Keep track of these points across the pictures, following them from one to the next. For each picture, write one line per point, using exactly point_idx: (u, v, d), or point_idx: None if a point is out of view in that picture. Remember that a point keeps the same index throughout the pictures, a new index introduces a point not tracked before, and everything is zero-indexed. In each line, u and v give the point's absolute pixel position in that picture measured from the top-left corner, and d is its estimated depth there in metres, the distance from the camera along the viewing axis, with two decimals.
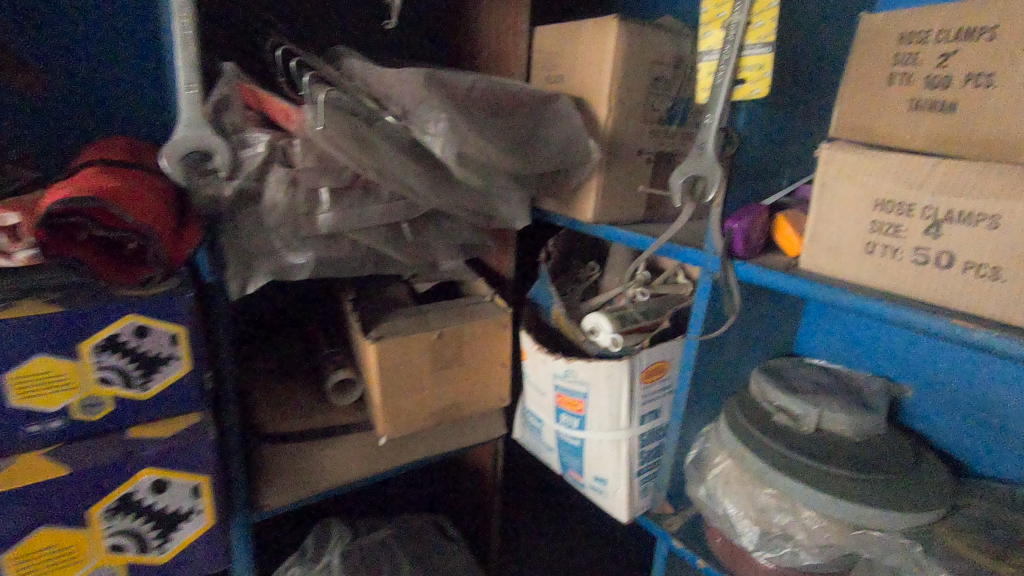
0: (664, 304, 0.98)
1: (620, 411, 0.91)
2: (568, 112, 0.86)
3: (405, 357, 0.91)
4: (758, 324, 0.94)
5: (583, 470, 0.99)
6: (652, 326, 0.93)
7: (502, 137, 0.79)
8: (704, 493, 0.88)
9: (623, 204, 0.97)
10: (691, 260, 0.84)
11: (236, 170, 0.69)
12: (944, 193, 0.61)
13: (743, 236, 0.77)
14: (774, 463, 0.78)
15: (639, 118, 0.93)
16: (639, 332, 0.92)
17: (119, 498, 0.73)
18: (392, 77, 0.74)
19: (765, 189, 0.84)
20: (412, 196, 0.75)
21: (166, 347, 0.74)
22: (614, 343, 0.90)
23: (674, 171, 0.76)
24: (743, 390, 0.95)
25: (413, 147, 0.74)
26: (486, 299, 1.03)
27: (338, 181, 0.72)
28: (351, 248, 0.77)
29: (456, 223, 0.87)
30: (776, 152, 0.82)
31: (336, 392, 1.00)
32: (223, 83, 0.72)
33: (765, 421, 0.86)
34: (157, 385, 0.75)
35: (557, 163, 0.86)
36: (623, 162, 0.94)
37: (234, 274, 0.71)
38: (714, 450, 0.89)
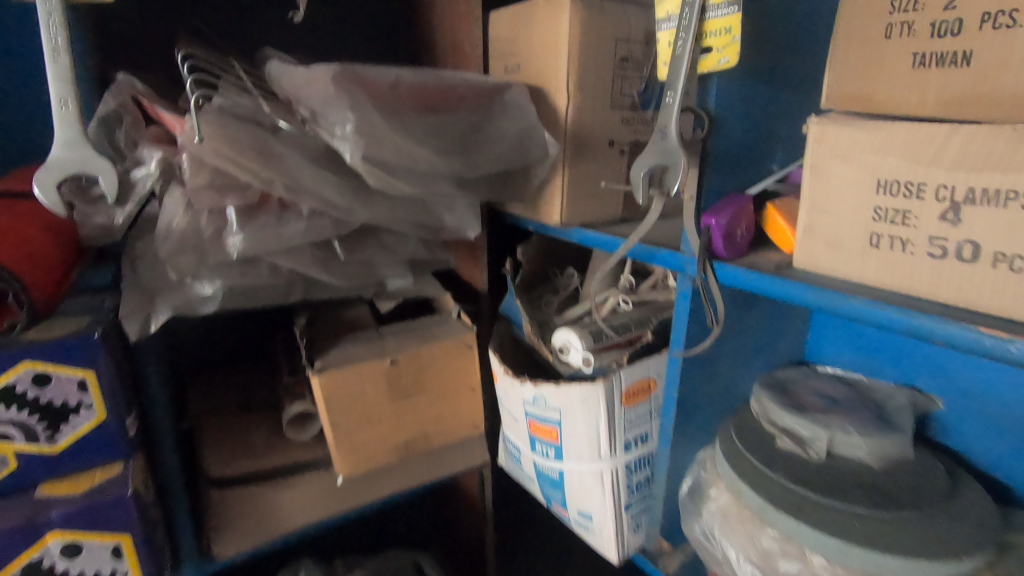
0: (647, 314, 0.88)
1: (600, 438, 0.80)
2: (520, 103, 0.75)
3: (356, 389, 0.82)
4: (756, 332, 0.82)
5: (567, 505, 0.88)
6: (632, 339, 0.83)
7: (438, 136, 0.69)
8: (701, 532, 0.76)
9: (596, 203, 0.85)
10: (667, 265, 0.71)
11: (126, 196, 0.62)
12: (962, 167, 0.49)
13: (725, 232, 0.65)
14: (776, 501, 0.66)
15: (608, 105, 0.82)
16: (616, 347, 0.82)
17: (26, 565, 0.67)
18: (301, 77, 0.64)
19: (752, 176, 0.71)
20: (335, 210, 0.66)
21: (73, 395, 0.66)
22: (587, 363, 0.80)
23: (635, 163, 0.64)
24: (743, 408, 0.83)
25: (330, 156, 0.65)
26: (452, 318, 0.93)
27: (245, 200, 0.63)
28: (271, 273, 0.68)
29: (400, 237, 0.77)
30: (763, 133, 0.70)
31: (293, 428, 0.91)
32: (113, 96, 0.66)
33: (767, 447, 0.74)
34: (67, 437, 0.68)
35: (510, 161, 0.75)
36: (592, 156, 0.82)
37: (134, 312, 0.63)
38: (710, 483, 0.77)
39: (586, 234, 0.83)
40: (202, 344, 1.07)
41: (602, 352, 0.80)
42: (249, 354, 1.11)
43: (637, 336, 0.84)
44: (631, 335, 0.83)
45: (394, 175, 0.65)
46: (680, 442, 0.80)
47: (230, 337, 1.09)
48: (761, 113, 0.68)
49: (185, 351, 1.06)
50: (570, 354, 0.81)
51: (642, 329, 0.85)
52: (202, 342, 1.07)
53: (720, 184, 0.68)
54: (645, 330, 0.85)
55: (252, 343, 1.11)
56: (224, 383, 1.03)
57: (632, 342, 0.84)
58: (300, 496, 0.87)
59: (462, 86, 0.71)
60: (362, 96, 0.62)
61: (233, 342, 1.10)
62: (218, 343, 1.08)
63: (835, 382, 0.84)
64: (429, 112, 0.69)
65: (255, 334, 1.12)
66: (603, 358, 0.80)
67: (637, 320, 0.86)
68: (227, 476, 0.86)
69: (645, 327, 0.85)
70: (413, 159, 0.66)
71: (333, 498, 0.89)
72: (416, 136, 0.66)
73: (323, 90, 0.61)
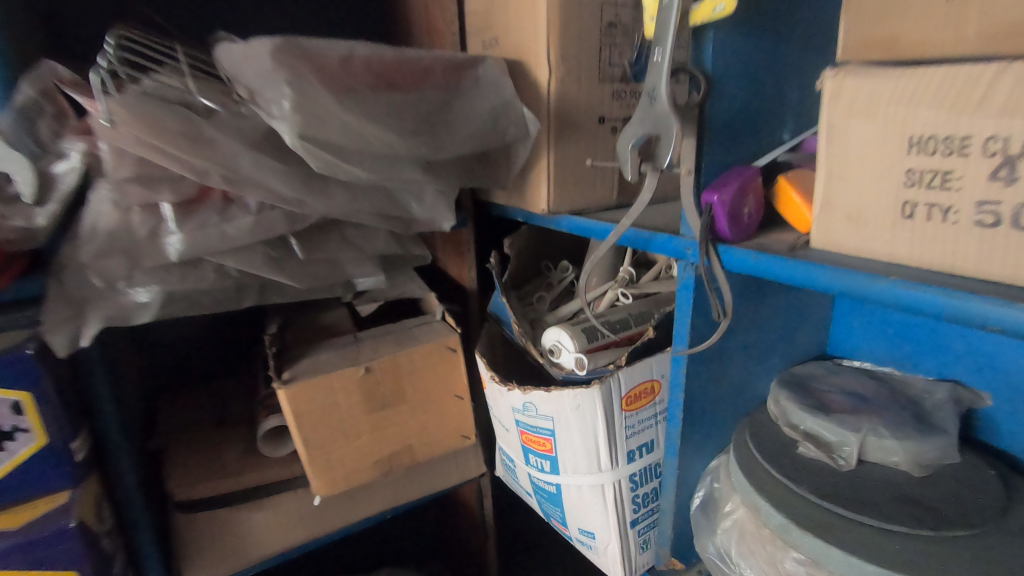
0: (646, 308, 0.79)
1: (599, 448, 0.72)
2: (494, 76, 0.67)
3: (328, 401, 0.75)
4: (771, 324, 0.73)
5: (567, 521, 0.80)
6: (626, 337, 0.76)
7: (399, 115, 0.61)
8: (715, 552, 0.67)
9: (586, 187, 0.77)
10: (664, 251, 0.63)
11: (46, 194, 0.55)
12: (1016, 113, 0.40)
13: (730, 211, 0.56)
14: (799, 520, 0.57)
15: (596, 77, 0.73)
16: (610, 346, 0.74)
17: None
18: (237, 53, 0.57)
19: (760, 146, 0.62)
20: (284, 203, 0.58)
21: (8, 419, 0.60)
22: (581, 365, 0.71)
23: (621, 134, 0.56)
24: (759, 410, 0.74)
25: (276, 141, 0.57)
26: (435, 320, 0.86)
27: (180, 194, 0.56)
28: (218, 277, 0.60)
29: (367, 232, 0.70)
30: (770, 96, 0.61)
31: (268, 444, 0.84)
32: (32, 84, 0.59)
33: (787, 455, 0.65)
34: (6, 463, 0.62)
35: (484, 143, 0.67)
36: (579, 134, 0.74)
37: (61, 323, 0.55)
38: (725, 496, 0.68)
39: (578, 222, 0.75)
40: (176, 356, 1.01)
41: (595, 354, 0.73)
42: (228, 364, 1.05)
43: (632, 334, 0.76)
44: (626, 333, 0.76)
45: (348, 160, 0.58)
46: (689, 450, 0.71)
47: (205, 346, 1.04)
48: (767, 71, 0.59)
49: (157, 363, 0.99)
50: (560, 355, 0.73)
51: (637, 326, 0.77)
52: (175, 354, 1.01)
53: (722, 156, 0.59)
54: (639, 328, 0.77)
55: (231, 353, 1.06)
56: (200, 398, 0.97)
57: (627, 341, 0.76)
58: (275, 519, 0.80)
59: (427, 58, 0.63)
60: (307, 71, 0.55)
61: (207, 351, 1.04)
62: (193, 353, 1.02)
63: (862, 376, 0.75)
64: (389, 88, 0.61)
65: (234, 344, 1.06)
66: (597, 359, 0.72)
67: (636, 317, 0.78)
68: (195, 498, 0.79)
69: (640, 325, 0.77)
70: (367, 140, 0.59)
71: (312, 519, 0.82)
72: (373, 115, 0.59)
73: (259, 65, 0.54)
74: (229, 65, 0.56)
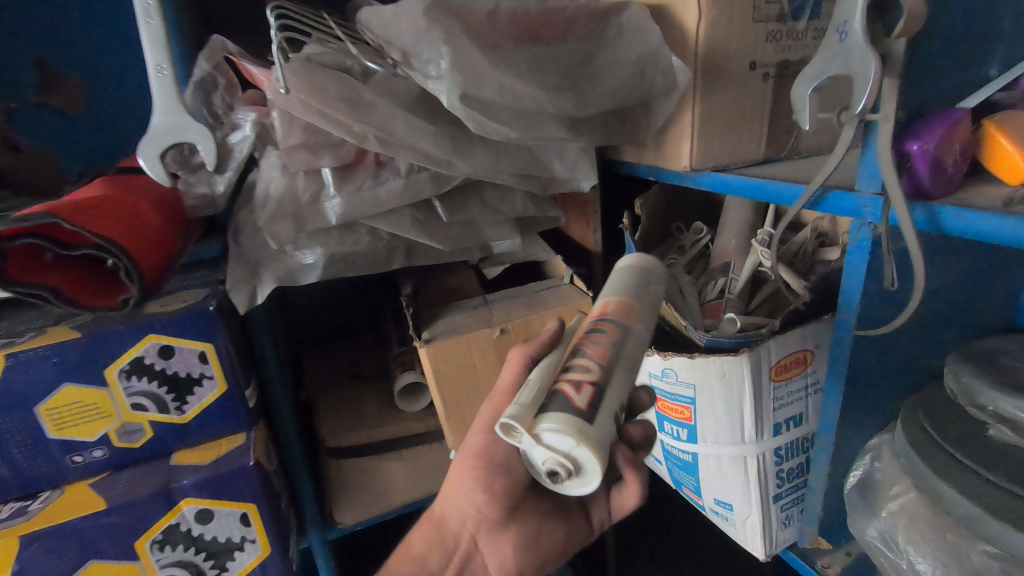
0: (617, 276, 0.54)
1: (744, 418, 0.69)
2: (640, 23, 0.62)
3: (466, 363, 0.75)
4: (956, 291, 0.64)
5: (701, 491, 0.78)
6: (620, 321, 0.48)
7: (544, 70, 0.59)
8: (877, 536, 0.63)
9: (734, 141, 0.69)
10: (835, 211, 0.56)
11: (224, 163, 0.61)
12: None
13: (933, 161, 0.49)
14: (1000, 513, 0.51)
15: (751, 17, 0.64)
16: (593, 334, 0.46)
17: (163, 531, 0.67)
18: (384, 13, 0.56)
19: (963, 86, 0.53)
20: (433, 166, 0.59)
21: (196, 367, 0.67)
22: (523, 430, 0.41)
23: (798, 78, 0.50)
24: (929, 386, 0.66)
25: (427, 103, 0.58)
26: (564, 283, 0.84)
27: (340, 158, 0.58)
28: (371, 240, 0.64)
29: (503, 193, 0.70)
30: (981, 23, 0.51)
31: (405, 397, 0.87)
32: (207, 57, 0.62)
33: (972, 438, 0.57)
34: (193, 408, 0.69)
35: (627, 99, 0.63)
36: (727, 82, 0.66)
37: (240, 283, 0.61)
38: (889, 477, 0.63)
39: (723, 178, 0.68)
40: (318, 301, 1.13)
41: (612, 369, 0.44)
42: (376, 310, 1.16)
43: (602, 309, 0.50)
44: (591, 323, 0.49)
45: (492, 117, 0.57)
46: (846, 426, 0.66)
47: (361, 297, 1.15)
48: None
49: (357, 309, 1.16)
50: (592, 464, 0.39)
51: (611, 293, 0.51)
52: (358, 302, 1.16)
53: (920, 98, 0.51)
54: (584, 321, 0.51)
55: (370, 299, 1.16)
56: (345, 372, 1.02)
57: (614, 323, 0.48)
58: (413, 471, 0.89)
59: (571, 8, 0.60)
60: (456, 27, 0.54)
61: (360, 298, 1.15)
62: (348, 303, 1.15)
63: None
64: (532, 42, 0.59)
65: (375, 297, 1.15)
66: (610, 365, 0.44)
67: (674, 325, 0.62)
68: (343, 446, 0.87)
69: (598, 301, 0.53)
70: (517, 99, 0.57)
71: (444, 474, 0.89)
72: (520, 72, 0.58)
73: (413, 26, 0.53)
74: (378, 28, 0.56)
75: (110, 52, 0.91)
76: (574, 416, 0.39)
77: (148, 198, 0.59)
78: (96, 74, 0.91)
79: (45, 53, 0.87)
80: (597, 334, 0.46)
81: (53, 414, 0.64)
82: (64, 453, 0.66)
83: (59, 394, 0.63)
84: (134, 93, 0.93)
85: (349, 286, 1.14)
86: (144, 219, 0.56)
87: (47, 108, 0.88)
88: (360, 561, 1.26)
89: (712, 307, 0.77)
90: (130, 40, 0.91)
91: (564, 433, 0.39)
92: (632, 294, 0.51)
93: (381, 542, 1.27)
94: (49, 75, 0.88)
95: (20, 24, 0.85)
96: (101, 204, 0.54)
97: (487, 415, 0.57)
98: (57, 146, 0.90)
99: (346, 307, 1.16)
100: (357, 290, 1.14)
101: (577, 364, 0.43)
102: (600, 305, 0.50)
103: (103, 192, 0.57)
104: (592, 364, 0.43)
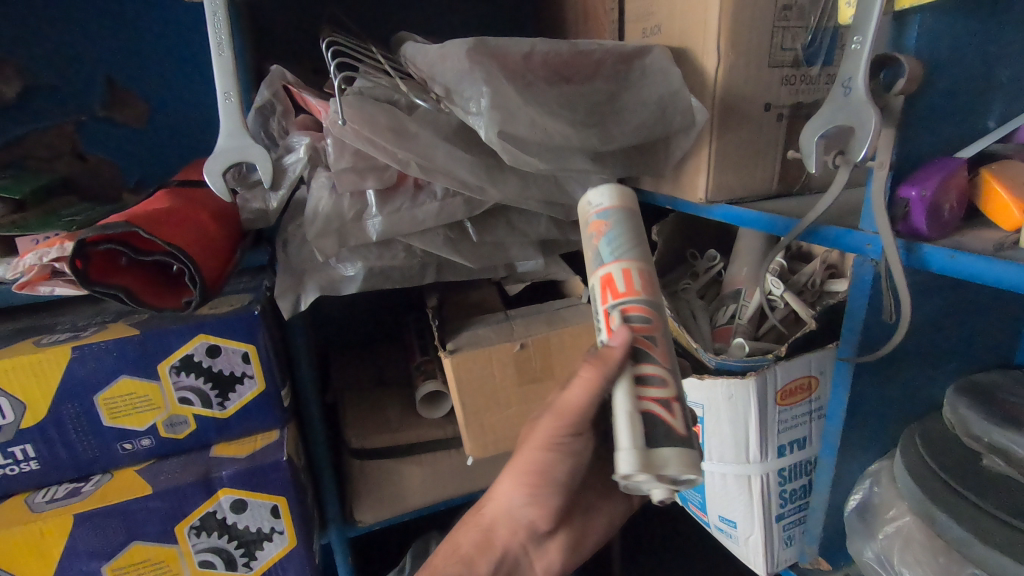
0: (613, 222, 0.52)
1: (749, 438, 0.72)
2: (662, 66, 0.67)
3: (486, 373, 0.80)
4: (956, 325, 0.67)
5: (706, 507, 0.82)
6: (653, 289, 0.51)
7: (573, 107, 0.65)
8: (873, 558, 0.66)
9: (751, 175, 0.73)
10: (838, 245, 0.59)
11: (279, 181, 0.67)
12: None
13: (929, 206, 0.52)
14: (985, 539, 0.54)
15: (767, 63, 0.68)
16: (649, 334, 0.48)
17: (201, 516, 0.73)
18: (430, 53, 0.62)
19: (962, 136, 0.57)
20: (467, 191, 0.65)
21: (239, 365, 0.72)
22: (644, 474, 0.44)
23: (806, 125, 0.55)
24: (927, 415, 0.70)
25: (464, 134, 0.64)
26: (581, 302, 0.89)
27: (383, 181, 0.64)
28: (406, 255, 0.69)
29: (529, 216, 0.75)
30: (981, 81, 0.55)
31: (427, 405, 0.92)
32: (267, 84, 0.71)
33: (964, 465, 0.61)
34: (234, 405, 0.75)
35: (647, 135, 0.68)
36: (744, 122, 0.69)
37: (286, 291, 0.67)
38: (886, 500, 0.67)
39: (735, 211, 0.71)
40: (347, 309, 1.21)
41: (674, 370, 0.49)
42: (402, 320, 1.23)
43: (632, 281, 0.50)
44: (629, 304, 0.49)
45: (526, 150, 0.62)
46: (847, 452, 0.69)
47: (385, 307, 1.23)
48: (980, 53, 0.53)
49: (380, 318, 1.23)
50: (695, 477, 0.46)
51: (625, 255, 0.51)
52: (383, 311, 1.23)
53: (919, 147, 0.55)
54: (615, 298, 0.50)
55: (391, 311, 1.23)
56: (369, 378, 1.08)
57: (647, 302, 0.50)
58: (430, 473, 0.93)
59: (599, 50, 0.65)
60: (495, 68, 0.60)
61: (384, 307, 1.22)
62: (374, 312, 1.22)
63: None
64: (563, 81, 0.65)
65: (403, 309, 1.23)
66: (672, 363, 0.49)
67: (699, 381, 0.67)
68: (367, 447, 0.91)
69: (602, 261, 0.52)
70: (548, 134, 0.63)
71: (458, 479, 0.93)
72: (550, 109, 0.63)
73: (457, 67, 0.60)
74: (424, 65, 0.62)
75: (172, 71, 0.98)
76: (685, 447, 0.45)
77: (208, 211, 0.65)
78: (157, 92, 0.98)
79: (113, 72, 0.95)
80: (647, 318, 0.49)
81: (109, 403, 0.70)
82: (117, 440, 0.72)
83: (116, 384, 0.69)
84: (189, 110, 1.01)
85: (376, 297, 1.21)
86: (205, 229, 0.62)
87: (113, 121, 0.97)
88: (373, 560, 1.31)
89: (722, 331, 0.81)
90: (189, 62, 0.99)
91: (684, 465, 0.44)
92: (636, 253, 0.51)
93: (392, 543, 1.32)
94: (117, 92, 0.96)
95: (92, 45, 0.93)
96: (169, 215, 0.60)
97: (541, 434, 0.54)
98: (119, 157, 0.98)
99: (371, 316, 1.23)
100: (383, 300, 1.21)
101: (659, 383, 0.47)
102: (624, 275, 0.50)
103: (169, 203, 0.63)
104: (670, 381, 0.47)
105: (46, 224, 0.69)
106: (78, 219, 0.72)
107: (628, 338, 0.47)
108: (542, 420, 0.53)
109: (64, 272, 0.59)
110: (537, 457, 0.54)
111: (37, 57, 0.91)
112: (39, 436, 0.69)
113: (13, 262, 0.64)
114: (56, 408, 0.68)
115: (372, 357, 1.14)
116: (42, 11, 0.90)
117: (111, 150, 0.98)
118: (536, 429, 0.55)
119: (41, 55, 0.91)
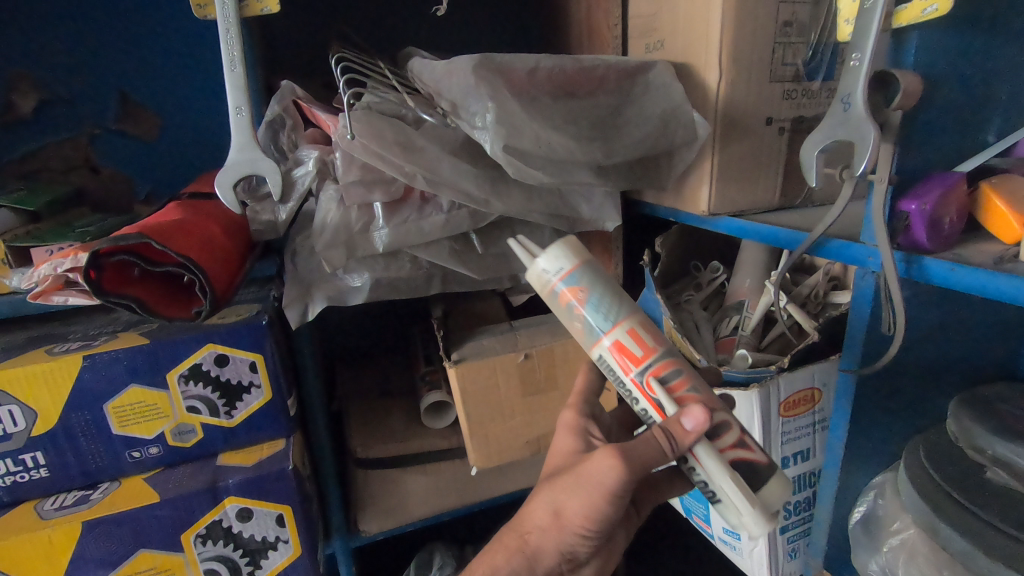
0: (591, 282, 0.51)
1: None
2: (664, 82, 0.68)
3: (490, 383, 0.80)
4: (959, 337, 0.68)
5: (711, 520, 0.82)
6: (661, 336, 0.51)
7: (577, 122, 0.66)
8: (879, 570, 0.66)
9: (753, 189, 0.74)
10: (840, 258, 0.60)
11: (287, 194, 0.69)
12: None
13: (930, 220, 0.53)
14: (989, 551, 0.54)
15: (767, 77, 0.69)
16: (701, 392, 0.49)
17: (208, 525, 0.73)
18: (436, 68, 0.63)
19: (961, 150, 0.58)
20: (472, 203, 0.66)
21: (246, 375, 0.73)
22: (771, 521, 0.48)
23: (806, 140, 0.56)
24: (931, 427, 0.70)
25: (470, 148, 0.66)
26: None
27: (390, 194, 0.65)
28: (412, 267, 0.71)
29: (534, 228, 0.76)
30: (979, 96, 0.56)
31: (432, 415, 0.92)
32: (277, 99, 0.73)
33: (968, 478, 0.60)
34: (241, 414, 0.75)
35: (649, 149, 0.69)
36: (746, 136, 0.70)
37: (294, 301, 0.68)
38: (890, 513, 0.67)
39: (738, 224, 0.72)
40: (352, 320, 1.22)
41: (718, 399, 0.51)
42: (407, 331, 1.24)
43: (643, 341, 0.50)
44: (658, 363, 0.50)
45: (531, 164, 0.63)
46: (851, 464, 0.69)
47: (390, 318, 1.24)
48: (978, 69, 0.54)
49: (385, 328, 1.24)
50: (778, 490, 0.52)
51: (620, 316, 0.50)
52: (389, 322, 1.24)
53: (918, 161, 0.56)
54: (640, 366, 0.50)
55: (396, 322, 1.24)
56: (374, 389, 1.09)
57: (666, 353, 0.50)
58: (435, 483, 0.93)
59: (603, 66, 0.67)
60: (500, 83, 0.62)
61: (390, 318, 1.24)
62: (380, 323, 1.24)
63: None
64: (568, 96, 0.66)
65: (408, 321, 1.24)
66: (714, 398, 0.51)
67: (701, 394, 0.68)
68: (371, 458, 0.92)
69: (603, 333, 0.50)
70: (552, 148, 0.64)
71: (462, 490, 0.94)
72: (554, 123, 0.65)
73: (462, 83, 0.61)
74: (430, 81, 0.63)
75: (184, 85, 1.00)
76: (779, 475, 0.50)
77: (217, 222, 0.66)
78: (169, 107, 1.00)
79: (127, 86, 0.97)
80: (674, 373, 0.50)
81: (118, 412, 0.71)
82: (125, 448, 0.73)
83: (125, 393, 0.70)
84: (200, 123, 1.02)
85: (382, 308, 1.22)
86: (216, 241, 0.64)
87: (125, 134, 0.99)
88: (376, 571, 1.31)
89: (726, 342, 0.82)
90: (201, 77, 1.01)
91: (785, 490, 0.50)
92: (626, 308, 0.51)
93: (395, 553, 1.32)
94: (130, 106, 0.98)
95: (106, 60, 0.95)
96: (181, 227, 0.61)
97: (596, 478, 0.50)
98: (131, 169, 1.00)
99: (377, 327, 1.24)
100: (389, 311, 1.22)
101: (731, 432, 0.49)
102: (635, 337, 0.50)
103: (179, 216, 0.64)
104: (733, 421, 0.50)
105: (60, 235, 0.71)
106: (90, 230, 0.74)
107: (705, 418, 0.47)
108: (603, 468, 0.49)
109: (78, 282, 0.60)
110: (597, 506, 0.51)
111: (53, 72, 0.93)
112: (49, 444, 0.70)
113: (27, 273, 0.65)
114: (66, 416, 0.69)
115: (377, 368, 1.15)
116: (59, 28, 0.92)
117: (123, 163, 0.99)
118: (593, 470, 0.50)
119: (58, 70, 0.93)
